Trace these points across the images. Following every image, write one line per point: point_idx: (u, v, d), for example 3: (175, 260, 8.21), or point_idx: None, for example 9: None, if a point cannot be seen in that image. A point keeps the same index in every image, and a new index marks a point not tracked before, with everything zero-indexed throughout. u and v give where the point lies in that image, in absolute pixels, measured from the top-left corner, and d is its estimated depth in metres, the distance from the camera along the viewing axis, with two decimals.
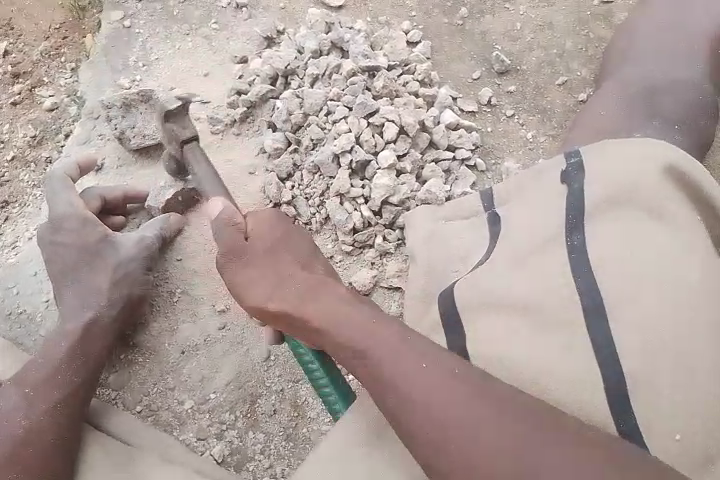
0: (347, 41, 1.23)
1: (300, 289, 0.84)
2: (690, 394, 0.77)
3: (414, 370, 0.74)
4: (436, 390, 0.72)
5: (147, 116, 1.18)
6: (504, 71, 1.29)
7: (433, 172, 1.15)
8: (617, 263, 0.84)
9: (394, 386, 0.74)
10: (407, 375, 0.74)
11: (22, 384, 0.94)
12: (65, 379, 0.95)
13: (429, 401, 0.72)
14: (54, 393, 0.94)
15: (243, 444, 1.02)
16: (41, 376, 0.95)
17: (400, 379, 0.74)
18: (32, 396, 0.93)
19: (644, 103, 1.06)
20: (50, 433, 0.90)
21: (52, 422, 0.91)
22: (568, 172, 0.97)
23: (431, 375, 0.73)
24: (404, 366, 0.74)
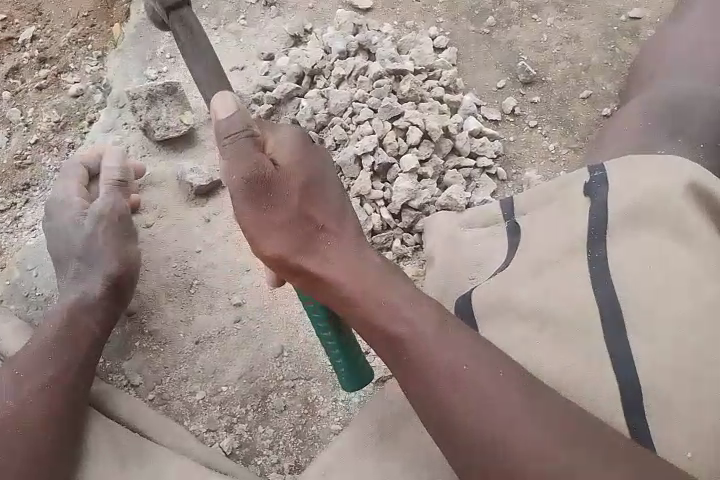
0: (374, 44, 1.25)
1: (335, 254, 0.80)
2: (705, 413, 0.78)
3: (463, 364, 0.72)
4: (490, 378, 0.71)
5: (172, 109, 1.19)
6: (528, 82, 1.29)
7: (454, 178, 1.16)
8: (639, 278, 0.85)
9: (439, 373, 0.73)
10: (455, 368, 0.72)
11: (13, 366, 0.92)
12: (62, 358, 0.94)
13: (474, 392, 0.71)
14: (44, 373, 0.92)
15: (252, 438, 1.02)
16: (31, 355, 0.94)
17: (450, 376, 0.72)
18: (24, 377, 0.91)
19: (672, 116, 1.05)
20: (35, 414, 0.88)
21: (42, 405, 0.89)
22: (592, 184, 0.96)
23: (480, 371, 0.72)
24: (449, 360, 0.73)
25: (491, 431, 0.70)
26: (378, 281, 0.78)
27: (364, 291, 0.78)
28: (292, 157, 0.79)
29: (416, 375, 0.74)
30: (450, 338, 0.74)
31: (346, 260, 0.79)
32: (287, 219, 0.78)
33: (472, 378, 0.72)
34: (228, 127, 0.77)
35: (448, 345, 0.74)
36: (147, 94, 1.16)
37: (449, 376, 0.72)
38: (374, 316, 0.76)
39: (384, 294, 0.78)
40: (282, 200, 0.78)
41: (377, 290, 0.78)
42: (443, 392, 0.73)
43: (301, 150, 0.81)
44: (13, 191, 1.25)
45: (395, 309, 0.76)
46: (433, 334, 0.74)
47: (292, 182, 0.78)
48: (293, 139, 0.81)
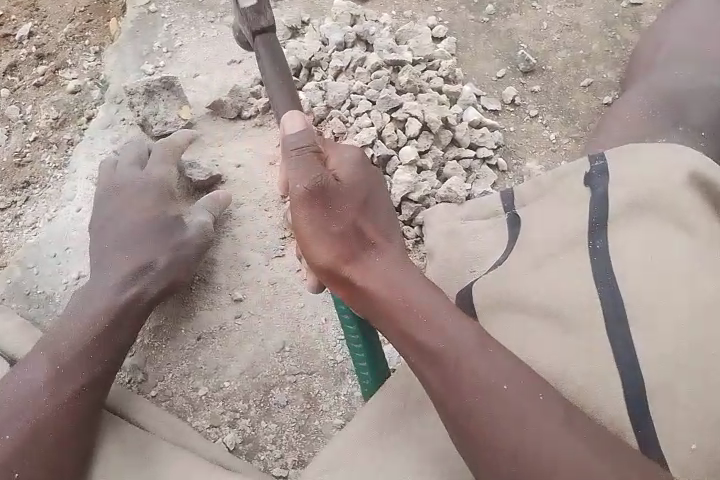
0: (372, 34, 1.24)
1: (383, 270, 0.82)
2: (708, 406, 0.78)
3: (502, 384, 0.74)
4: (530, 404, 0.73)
5: (170, 103, 1.19)
6: (528, 71, 1.29)
7: (455, 170, 1.15)
8: (641, 270, 0.84)
9: (476, 388, 0.74)
10: (495, 386, 0.74)
11: (54, 360, 0.93)
12: (97, 360, 0.95)
13: (509, 411, 0.73)
14: (82, 374, 0.93)
15: (255, 433, 1.02)
16: (69, 349, 0.95)
17: (487, 392, 0.74)
18: (61, 375, 0.92)
19: (670, 105, 1.04)
20: (68, 417, 0.90)
21: (75, 408, 0.91)
22: (591, 175, 0.96)
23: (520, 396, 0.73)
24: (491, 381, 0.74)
25: (520, 448, 0.72)
26: (423, 300, 0.80)
27: (412, 308, 0.79)
28: (353, 176, 0.82)
29: (450, 387, 0.75)
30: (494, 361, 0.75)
31: (393, 276, 0.82)
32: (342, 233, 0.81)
33: (511, 397, 0.73)
34: (295, 142, 0.81)
35: (492, 367, 0.75)
36: (145, 89, 1.16)
37: (489, 395, 0.74)
38: (416, 331, 0.78)
39: (428, 311, 0.79)
40: (338, 213, 0.81)
41: (420, 308, 0.79)
42: (479, 406, 0.74)
43: (358, 168, 0.83)
44: (13, 189, 1.25)
45: (440, 326, 0.77)
46: (477, 353, 0.76)
47: (348, 201, 0.82)
48: (355, 156, 0.84)
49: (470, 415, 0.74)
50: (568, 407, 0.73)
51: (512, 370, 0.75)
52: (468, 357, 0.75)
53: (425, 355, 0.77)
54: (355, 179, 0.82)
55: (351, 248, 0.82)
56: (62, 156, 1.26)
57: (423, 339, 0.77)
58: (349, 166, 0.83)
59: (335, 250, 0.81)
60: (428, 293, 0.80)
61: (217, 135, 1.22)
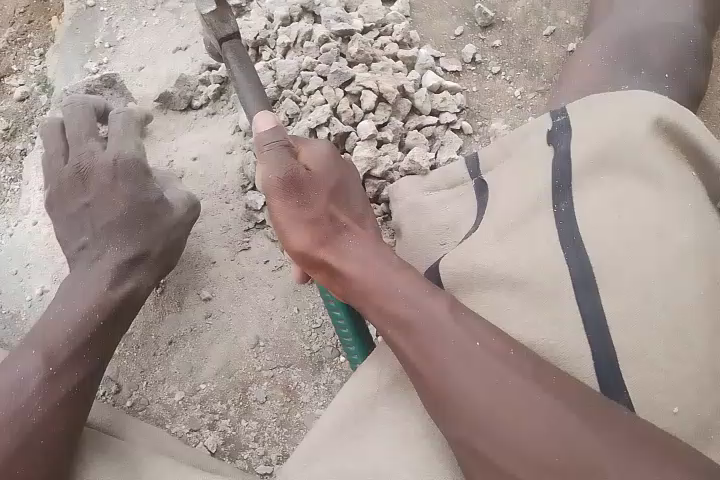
0: (318, 5, 1.18)
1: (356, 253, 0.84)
2: (689, 365, 0.74)
3: (474, 343, 0.74)
4: (507, 369, 0.71)
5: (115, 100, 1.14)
6: (487, 25, 1.22)
7: (416, 140, 1.10)
8: (607, 229, 0.80)
9: (450, 352, 0.74)
10: (467, 347, 0.74)
11: (48, 360, 0.86)
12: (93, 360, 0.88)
13: (481, 370, 0.72)
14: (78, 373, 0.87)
15: (236, 432, 1.00)
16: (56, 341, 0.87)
17: (462, 360, 0.73)
18: (55, 376, 0.85)
19: (632, 49, 0.99)
20: (62, 422, 0.83)
21: (69, 409, 0.84)
22: (555, 131, 0.91)
23: (496, 361, 0.72)
24: (467, 351, 0.73)
25: (492, 402, 0.71)
26: (391, 272, 0.81)
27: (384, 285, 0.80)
28: (323, 166, 0.88)
29: (424, 353, 0.75)
30: (467, 326, 0.75)
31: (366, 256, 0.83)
32: (314, 216, 0.86)
33: (488, 364, 0.72)
34: (269, 137, 0.85)
35: (467, 336, 0.74)
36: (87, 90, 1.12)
37: (466, 366, 0.73)
38: (389, 304, 0.79)
39: (398, 283, 0.80)
40: (311, 197, 0.86)
41: (389, 280, 0.80)
42: (454, 369, 0.73)
43: (325, 154, 0.89)
44: None
45: (411, 297, 0.78)
46: (448, 316, 0.76)
47: (319, 187, 0.87)
48: (326, 148, 0.90)
49: (446, 387, 0.73)
50: (555, 376, 0.71)
51: (487, 336, 0.74)
52: (440, 322, 0.75)
53: (400, 330, 0.77)
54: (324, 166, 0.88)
55: (322, 231, 0.85)
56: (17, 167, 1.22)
57: (402, 315, 0.77)
58: (317, 153, 0.88)
59: (309, 234, 0.85)
60: (401, 271, 0.81)
61: (170, 128, 1.17)
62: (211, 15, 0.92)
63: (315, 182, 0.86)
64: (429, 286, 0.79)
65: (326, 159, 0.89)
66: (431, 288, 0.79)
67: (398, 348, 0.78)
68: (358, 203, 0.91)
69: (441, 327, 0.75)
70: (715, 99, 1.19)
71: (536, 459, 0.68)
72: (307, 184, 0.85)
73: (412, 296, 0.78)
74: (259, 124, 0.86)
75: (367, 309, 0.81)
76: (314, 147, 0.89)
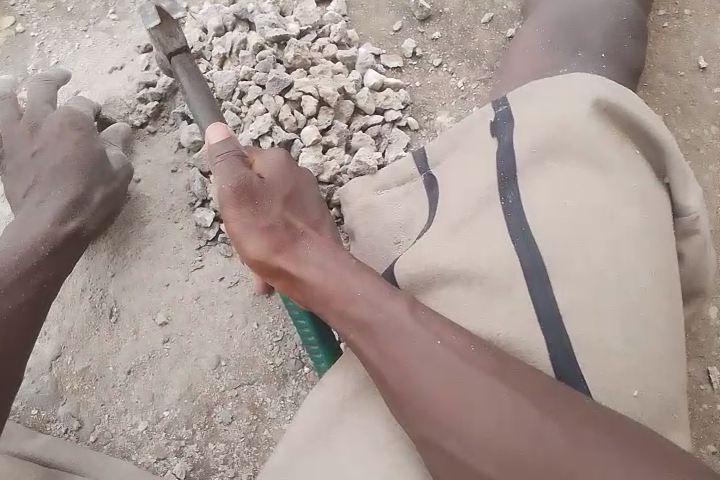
0: (252, 12, 1.15)
1: (315, 258, 0.80)
2: (645, 347, 0.75)
3: (435, 343, 0.72)
4: (471, 367, 0.70)
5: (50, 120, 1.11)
6: (425, 17, 1.21)
7: (362, 140, 1.08)
8: (555, 219, 0.79)
9: (412, 352, 0.72)
10: (429, 346, 0.72)
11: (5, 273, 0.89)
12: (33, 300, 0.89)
13: (444, 369, 0.71)
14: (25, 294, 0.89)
15: (205, 457, 0.98)
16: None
17: (426, 359, 0.71)
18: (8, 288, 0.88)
19: (568, 32, 0.97)
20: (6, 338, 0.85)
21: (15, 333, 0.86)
22: (498, 123, 0.90)
23: (460, 359, 0.71)
24: (431, 349, 0.72)
25: (458, 402, 0.69)
26: (352, 274, 0.78)
27: (347, 289, 0.77)
28: (276, 173, 0.85)
29: (389, 356, 0.73)
30: (430, 326, 0.73)
31: (326, 261, 0.80)
32: (269, 222, 0.82)
33: (452, 363, 0.71)
34: (221, 148, 0.85)
35: (431, 335, 0.72)
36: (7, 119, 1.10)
37: (432, 366, 0.71)
38: (349, 307, 0.76)
39: (359, 286, 0.77)
40: (265, 205, 0.83)
41: (349, 283, 0.77)
42: (419, 369, 0.71)
43: (279, 163, 0.86)
44: None
45: (374, 300, 0.75)
46: (409, 316, 0.74)
47: (272, 194, 0.84)
48: (278, 157, 0.87)
49: (413, 389, 0.71)
50: (520, 371, 0.70)
51: (450, 334, 0.73)
52: (401, 323, 0.73)
53: (364, 334, 0.74)
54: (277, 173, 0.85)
55: (279, 237, 0.81)
56: None
57: (366, 319, 0.74)
58: (270, 162, 0.86)
59: (265, 242, 0.81)
60: (364, 274, 0.78)
61: None
62: (156, 30, 0.90)
63: (269, 191, 0.84)
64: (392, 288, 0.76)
65: (280, 166, 0.86)
66: (394, 290, 0.76)
67: (362, 352, 0.75)
68: (316, 209, 0.87)
69: (405, 329, 0.73)
70: (658, 73, 1.19)
71: (504, 453, 0.66)
72: (261, 193, 0.83)
73: (376, 298, 0.75)
74: (213, 136, 0.86)
75: (329, 314, 0.78)
76: (266, 156, 0.87)
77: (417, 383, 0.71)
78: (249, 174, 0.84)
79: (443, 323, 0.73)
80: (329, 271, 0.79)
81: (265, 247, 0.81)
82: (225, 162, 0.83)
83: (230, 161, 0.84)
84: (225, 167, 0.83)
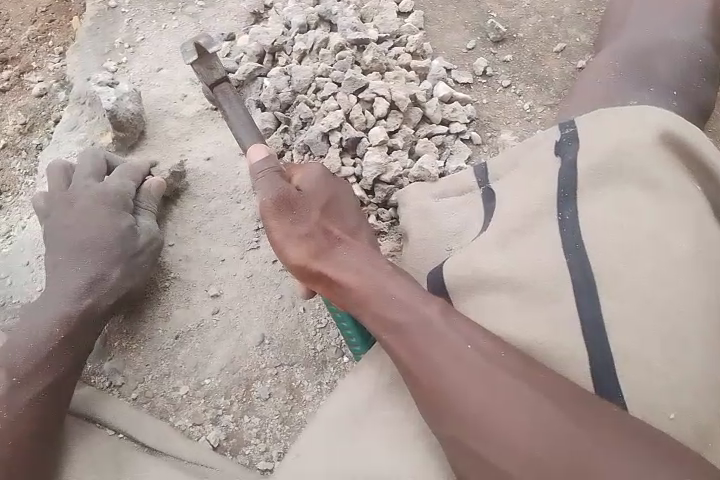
0: (335, 14, 1.20)
1: (352, 262, 0.85)
2: (687, 368, 0.75)
3: (464, 348, 0.75)
4: (497, 373, 0.73)
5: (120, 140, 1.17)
6: (499, 40, 1.25)
7: (426, 147, 1.12)
8: (610, 237, 0.81)
9: (441, 356, 0.76)
10: (457, 351, 0.75)
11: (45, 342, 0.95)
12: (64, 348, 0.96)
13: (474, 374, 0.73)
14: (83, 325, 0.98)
15: (239, 428, 1.01)
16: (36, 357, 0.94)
17: (452, 362, 0.75)
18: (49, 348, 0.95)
19: (642, 66, 1.01)
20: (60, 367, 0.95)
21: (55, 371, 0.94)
22: (561, 143, 0.93)
23: (487, 363, 0.74)
24: (457, 353, 0.75)
25: (489, 407, 0.72)
26: (385, 279, 0.83)
27: (379, 292, 0.82)
28: (315, 185, 0.91)
29: (420, 360, 0.76)
30: (456, 329, 0.77)
31: (363, 262, 0.85)
32: (308, 230, 0.88)
33: (479, 368, 0.74)
34: (261, 168, 0.89)
35: (457, 339, 0.76)
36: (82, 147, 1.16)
37: (459, 370, 0.74)
38: (382, 310, 0.81)
39: (393, 290, 0.82)
40: (304, 214, 0.89)
41: (383, 286, 0.82)
42: (448, 374, 0.75)
43: (319, 173, 0.92)
44: None
45: (402, 302, 0.80)
46: (440, 322, 0.78)
47: (313, 203, 0.90)
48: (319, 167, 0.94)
49: (444, 392, 0.74)
50: (547, 379, 0.72)
51: (474, 339, 0.76)
52: (432, 327, 0.77)
53: (394, 339, 0.79)
54: (317, 182, 0.91)
55: (318, 243, 0.88)
56: (32, 162, 1.26)
57: (396, 322, 0.79)
58: (309, 173, 0.92)
59: (306, 248, 0.87)
60: (396, 277, 0.83)
61: (185, 129, 1.19)
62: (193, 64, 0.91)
63: (309, 200, 0.90)
64: (421, 294, 0.81)
65: (321, 177, 0.92)
66: (423, 295, 0.81)
67: (393, 356, 0.79)
68: (354, 216, 0.93)
69: (432, 333, 0.77)
70: None
71: (538, 459, 0.68)
72: (301, 203, 0.89)
73: (403, 301, 0.80)
74: (249, 157, 0.90)
75: (364, 318, 0.82)
76: (307, 167, 0.93)
77: (445, 389, 0.74)
78: (290, 186, 0.90)
79: (469, 327, 0.77)
80: (363, 274, 0.84)
81: (305, 252, 0.87)
82: (265, 179, 0.89)
83: (271, 176, 0.89)
84: (265, 183, 0.89)
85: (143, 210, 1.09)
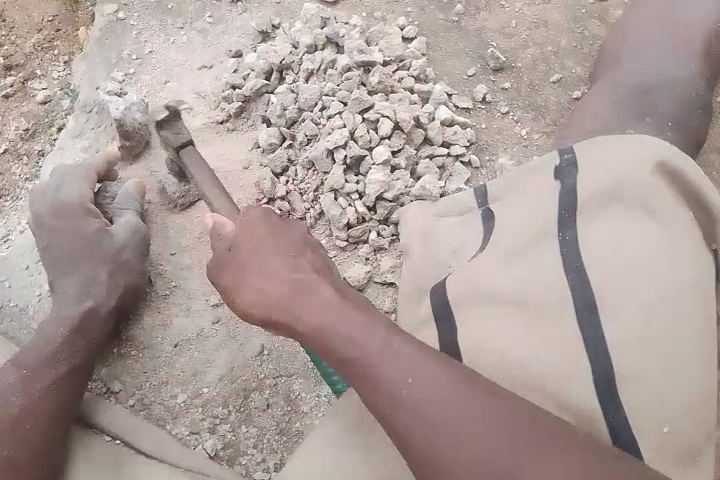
0: (342, 36, 1.23)
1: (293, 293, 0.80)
2: (680, 388, 0.79)
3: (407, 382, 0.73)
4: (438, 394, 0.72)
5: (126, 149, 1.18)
6: (498, 68, 1.30)
7: (428, 168, 1.15)
8: (612, 261, 0.84)
9: (380, 386, 0.73)
10: (401, 387, 0.72)
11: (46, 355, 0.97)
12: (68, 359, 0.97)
13: (423, 411, 0.71)
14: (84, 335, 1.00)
15: (236, 438, 1.01)
16: (39, 361, 0.96)
17: (392, 390, 0.73)
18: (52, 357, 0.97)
19: (636, 99, 1.06)
20: (61, 374, 0.96)
21: (58, 379, 0.95)
22: (561, 167, 0.96)
23: (427, 390, 0.72)
24: (398, 380, 0.73)
25: (442, 450, 0.69)
26: (331, 312, 0.78)
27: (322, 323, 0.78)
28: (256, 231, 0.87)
29: (366, 392, 0.74)
30: (398, 355, 0.74)
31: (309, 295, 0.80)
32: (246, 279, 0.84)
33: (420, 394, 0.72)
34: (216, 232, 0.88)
35: (398, 366, 0.74)
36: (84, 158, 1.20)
37: (399, 396, 0.72)
38: (328, 343, 0.77)
39: (334, 322, 0.77)
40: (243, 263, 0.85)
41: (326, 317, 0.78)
42: (395, 413, 0.72)
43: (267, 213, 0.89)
44: None
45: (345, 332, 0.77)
46: (382, 355, 0.75)
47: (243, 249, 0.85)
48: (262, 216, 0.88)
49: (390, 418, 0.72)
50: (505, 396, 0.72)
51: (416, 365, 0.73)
52: (375, 362, 0.74)
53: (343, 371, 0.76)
54: (255, 228, 0.87)
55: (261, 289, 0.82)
56: (34, 167, 1.27)
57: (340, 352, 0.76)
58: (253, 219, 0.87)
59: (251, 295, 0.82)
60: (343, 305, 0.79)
61: None
62: None
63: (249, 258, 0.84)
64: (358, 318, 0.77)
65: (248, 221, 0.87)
66: (362, 320, 0.78)
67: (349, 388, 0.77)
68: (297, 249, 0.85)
69: (373, 362, 0.74)
70: (708, 153, 1.27)
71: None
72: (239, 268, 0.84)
73: (344, 329, 0.77)
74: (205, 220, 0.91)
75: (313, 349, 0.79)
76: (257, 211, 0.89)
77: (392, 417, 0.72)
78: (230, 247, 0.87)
79: (417, 350, 0.75)
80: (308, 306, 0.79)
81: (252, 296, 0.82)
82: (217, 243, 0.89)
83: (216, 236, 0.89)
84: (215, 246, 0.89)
85: (126, 211, 1.09)
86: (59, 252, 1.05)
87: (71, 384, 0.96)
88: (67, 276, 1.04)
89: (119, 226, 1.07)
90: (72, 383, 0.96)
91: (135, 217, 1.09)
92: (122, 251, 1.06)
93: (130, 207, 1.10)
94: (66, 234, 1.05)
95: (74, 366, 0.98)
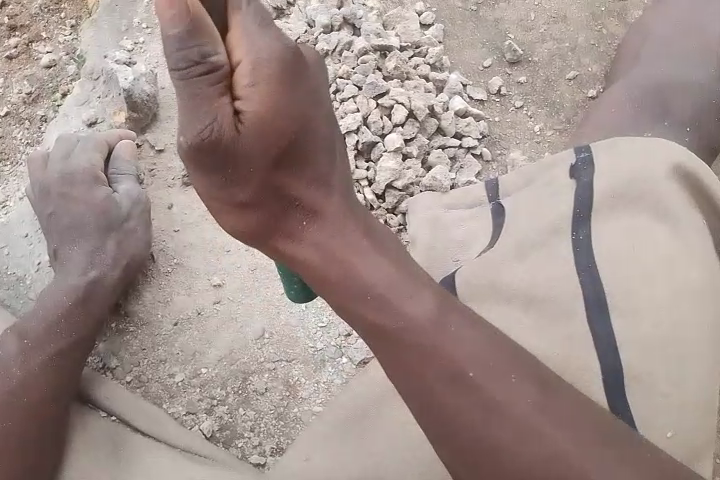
0: (359, 18, 1.21)
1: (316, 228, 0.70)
2: (686, 394, 0.78)
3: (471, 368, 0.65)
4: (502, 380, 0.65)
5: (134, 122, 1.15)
6: (515, 61, 1.29)
7: (439, 158, 1.13)
8: (625, 263, 0.83)
9: (437, 365, 0.66)
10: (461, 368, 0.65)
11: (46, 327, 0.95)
12: (66, 333, 0.95)
13: (474, 393, 0.65)
14: (87, 309, 0.98)
15: (233, 420, 1.00)
16: (41, 329, 0.94)
17: (449, 369, 0.65)
18: (52, 329, 0.95)
19: (657, 101, 1.05)
20: (60, 346, 0.94)
21: (57, 351, 0.94)
22: (576, 166, 0.94)
23: (488, 374, 0.65)
24: (457, 358, 0.66)
25: (498, 440, 0.64)
26: (371, 264, 0.69)
27: (361, 279, 0.69)
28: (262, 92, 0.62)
29: (415, 366, 0.67)
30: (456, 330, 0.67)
31: (334, 229, 0.71)
32: (251, 198, 0.68)
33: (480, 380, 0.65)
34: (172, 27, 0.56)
35: (458, 343, 0.66)
36: (89, 126, 1.19)
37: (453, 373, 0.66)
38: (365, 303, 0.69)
39: (377, 282, 0.69)
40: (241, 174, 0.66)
41: (360, 270, 0.69)
42: (447, 391, 0.66)
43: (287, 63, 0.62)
44: None
45: (396, 301, 0.68)
46: (436, 329, 0.67)
47: (263, 138, 0.64)
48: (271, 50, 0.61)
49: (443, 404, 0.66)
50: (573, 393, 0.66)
51: (478, 347, 0.66)
52: (432, 335, 0.67)
53: (381, 339, 0.68)
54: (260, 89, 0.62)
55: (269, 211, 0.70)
56: (36, 132, 1.24)
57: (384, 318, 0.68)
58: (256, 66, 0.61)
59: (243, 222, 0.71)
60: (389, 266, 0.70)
61: None
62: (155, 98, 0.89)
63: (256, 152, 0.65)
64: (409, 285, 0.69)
65: (268, 93, 0.62)
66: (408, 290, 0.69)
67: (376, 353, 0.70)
68: (324, 164, 0.69)
69: (425, 333, 0.67)
70: None
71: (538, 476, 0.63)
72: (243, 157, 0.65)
73: (388, 288, 0.69)
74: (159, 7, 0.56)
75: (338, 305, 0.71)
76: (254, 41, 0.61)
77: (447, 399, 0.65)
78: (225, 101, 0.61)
79: (473, 328, 0.67)
80: (343, 250, 0.70)
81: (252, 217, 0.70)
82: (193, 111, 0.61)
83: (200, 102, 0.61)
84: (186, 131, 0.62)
85: (125, 178, 1.08)
86: (64, 219, 1.04)
87: (73, 356, 0.95)
88: (69, 248, 1.03)
89: (122, 196, 1.06)
90: (73, 353, 0.95)
91: (136, 185, 1.08)
92: (127, 225, 1.04)
93: (127, 172, 1.08)
94: (71, 205, 1.04)
95: (74, 338, 0.96)
